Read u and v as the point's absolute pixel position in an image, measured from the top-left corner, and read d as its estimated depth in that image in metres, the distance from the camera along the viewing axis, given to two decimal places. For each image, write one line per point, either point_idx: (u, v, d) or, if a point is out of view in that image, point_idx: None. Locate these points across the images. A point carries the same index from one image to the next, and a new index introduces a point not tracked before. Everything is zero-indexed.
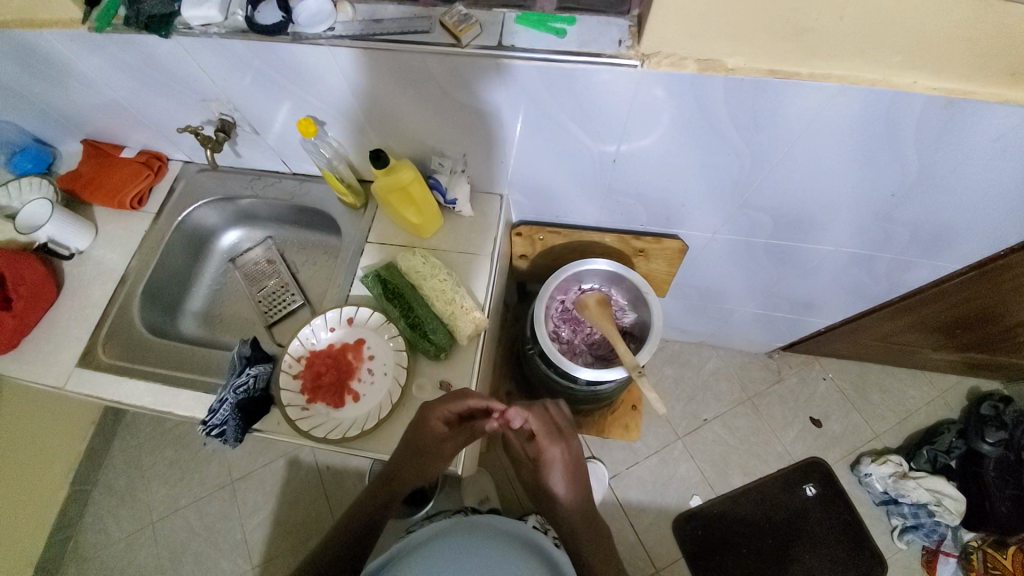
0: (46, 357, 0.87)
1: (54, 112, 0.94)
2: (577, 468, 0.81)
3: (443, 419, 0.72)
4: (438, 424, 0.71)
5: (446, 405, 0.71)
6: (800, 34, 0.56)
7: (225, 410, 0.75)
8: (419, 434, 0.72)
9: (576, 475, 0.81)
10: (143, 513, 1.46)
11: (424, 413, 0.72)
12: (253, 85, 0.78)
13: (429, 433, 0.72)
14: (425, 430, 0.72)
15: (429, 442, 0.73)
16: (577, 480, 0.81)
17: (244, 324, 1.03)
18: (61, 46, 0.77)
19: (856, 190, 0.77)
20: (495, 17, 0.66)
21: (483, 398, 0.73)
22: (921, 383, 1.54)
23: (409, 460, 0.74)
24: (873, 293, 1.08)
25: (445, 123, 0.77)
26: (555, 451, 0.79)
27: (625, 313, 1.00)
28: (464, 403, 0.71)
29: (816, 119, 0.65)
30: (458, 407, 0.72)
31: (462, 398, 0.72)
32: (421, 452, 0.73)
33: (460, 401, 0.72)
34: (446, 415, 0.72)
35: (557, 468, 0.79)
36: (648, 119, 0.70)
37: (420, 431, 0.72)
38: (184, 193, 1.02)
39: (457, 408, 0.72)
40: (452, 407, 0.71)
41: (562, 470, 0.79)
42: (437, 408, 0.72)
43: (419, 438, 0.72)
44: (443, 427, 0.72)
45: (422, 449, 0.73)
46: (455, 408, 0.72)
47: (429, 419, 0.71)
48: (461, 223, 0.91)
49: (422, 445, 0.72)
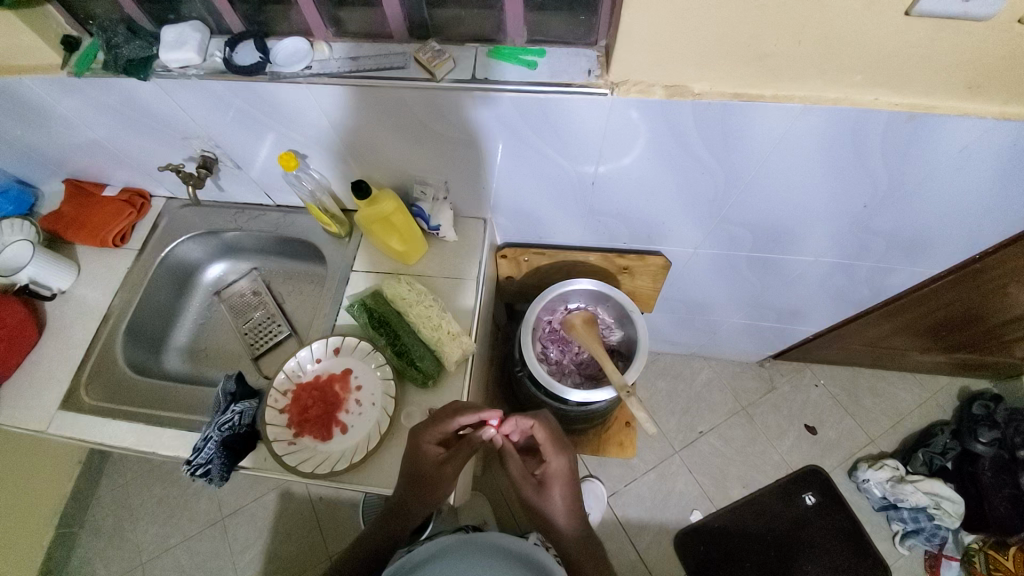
0: (28, 400, 0.86)
1: (35, 153, 0.94)
2: (575, 475, 0.80)
3: (435, 441, 0.73)
4: (431, 446, 0.72)
5: (436, 423, 0.72)
6: (760, 59, 0.58)
7: (210, 448, 0.74)
8: (417, 461, 0.71)
9: (573, 482, 0.79)
10: (132, 554, 1.42)
11: (415, 441, 0.72)
12: (232, 122, 0.79)
13: (426, 457, 0.71)
14: (420, 455, 0.71)
15: (428, 468, 0.71)
16: (576, 488, 0.79)
17: (230, 357, 1.02)
18: (41, 90, 0.78)
19: (830, 202, 0.79)
20: (468, 51, 0.67)
21: (473, 411, 0.72)
22: (912, 385, 1.55)
23: (412, 491, 0.72)
24: (857, 299, 1.10)
25: (426, 152, 0.79)
26: (552, 456, 0.77)
27: (612, 331, 1.00)
28: (453, 419, 0.71)
29: (785, 136, 0.67)
30: (451, 424, 0.72)
31: (449, 416, 0.72)
32: (422, 481, 0.71)
33: (448, 418, 0.72)
34: (436, 435, 0.72)
35: (560, 478, 0.77)
36: (624, 142, 0.71)
37: (416, 457, 0.71)
38: (167, 228, 1.02)
39: (446, 426, 0.72)
40: (443, 425, 0.71)
41: (562, 478, 0.78)
42: (427, 431, 0.72)
43: (417, 467, 0.71)
44: (438, 449, 0.72)
45: (421, 477, 0.71)
46: (445, 427, 0.72)
47: (421, 444, 0.71)
48: (445, 248, 0.91)
49: (420, 472, 0.71)
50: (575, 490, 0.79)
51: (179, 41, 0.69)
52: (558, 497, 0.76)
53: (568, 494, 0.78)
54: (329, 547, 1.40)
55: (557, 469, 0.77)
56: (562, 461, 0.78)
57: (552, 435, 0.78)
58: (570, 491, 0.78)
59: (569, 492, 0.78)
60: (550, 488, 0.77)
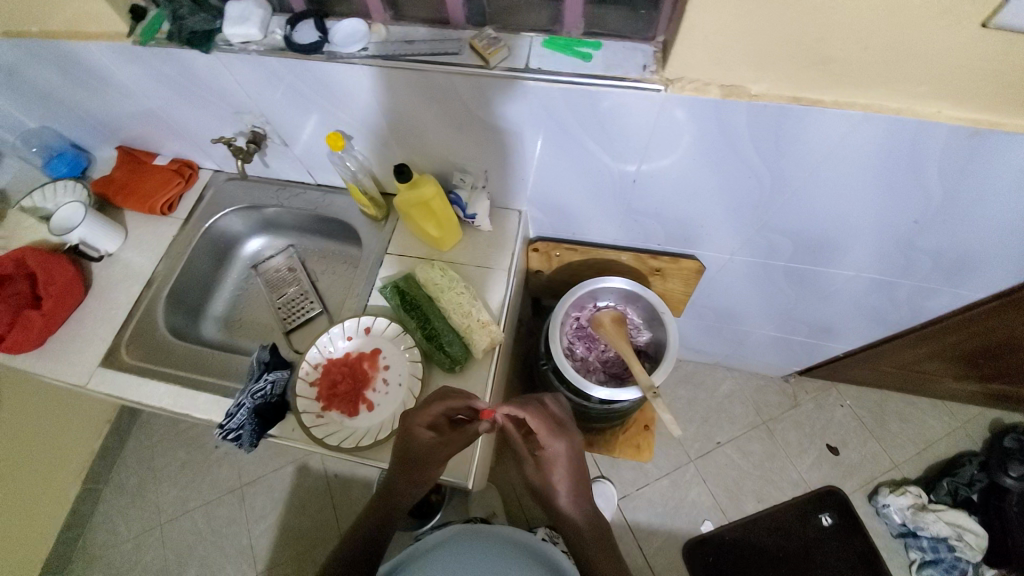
0: (71, 356, 0.90)
1: (93, 119, 0.99)
2: (578, 462, 0.75)
3: (426, 425, 0.70)
4: (421, 429, 0.70)
5: (423, 407, 0.70)
6: (822, 64, 0.56)
7: (242, 415, 0.75)
8: (409, 445, 0.70)
9: (577, 466, 0.75)
10: (152, 514, 1.48)
11: (407, 424, 0.70)
12: (281, 98, 0.81)
13: (418, 442, 0.70)
14: (414, 441, 0.70)
15: (420, 451, 0.70)
16: (578, 469, 0.75)
17: (263, 329, 1.05)
18: (104, 58, 0.81)
19: (878, 215, 0.76)
20: (523, 41, 0.67)
21: (462, 399, 0.70)
22: (942, 413, 1.50)
23: (406, 469, 0.72)
24: (893, 319, 1.07)
25: (469, 139, 0.79)
26: (551, 441, 0.72)
27: (640, 332, 0.97)
28: (443, 404, 0.70)
29: (840, 145, 0.65)
30: (441, 408, 0.70)
31: (441, 398, 0.70)
32: (418, 462, 0.71)
33: (435, 401, 0.70)
34: (427, 419, 0.70)
35: (560, 461, 0.73)
36: (670, 142, 0.70)
37: (410, 442, 0.70)
38: (212, 200, 1.05)
39: (439, 409, 0.70)
40: (431, 410, 0.70)
41: (562, 461, 0.73)
42: (417, 415, 0.70)
43: (409, 449, 0.70)
44: (428, 433, 0.70)
45: (412, 457, 0.70)
46: (435, 410, 0.70)
47: (412, 426, 0.70)
48: (480, 237, 0.92)
49: (413, 453, 0.70)
50: (576, 470, 0.75)
51: (242, 16, 0.71)
52: (557, 480, 0.73)
53: (569, 477, 0.74)
54: (340, 523, 1.43)
55: (556, 454, 0.73)
56: (562, 447, 0.73)
57: (548, 422, 0.73)
58: (571, 473, 0.74)
59: (570, 476, 0.74)
60: (549, 470, 0.74)
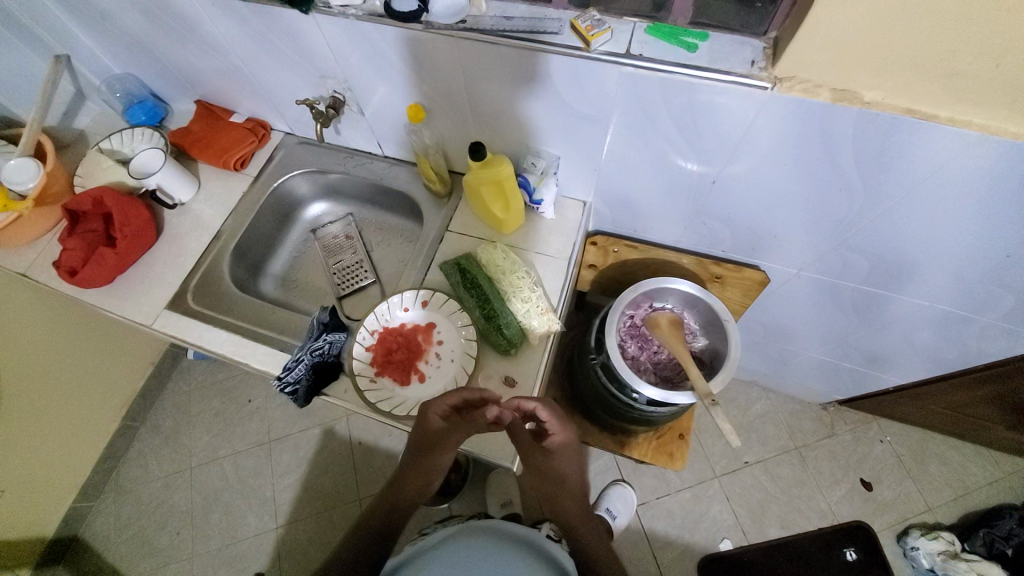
0: (139, 297, 0.93)
1: (181, 71, 1.02)
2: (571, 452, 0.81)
3: (442, 413, 0.73)
4: (437, 417, 0.73)
5: (439, 400, 0.72)
6: (947, 77, 0.53)
7: (300, 369, 0.78)
8: (425, 430, 0.74)
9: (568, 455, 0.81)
10: (183, 458, 1.53)
11: (423, 410, 0.74)
12: (366, 65, 0.82)
13: (433, 427, 0.74)
14: (429, 427, 0.74)
15: (434, 436, 0.75)
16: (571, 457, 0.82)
17: (317, 292, 1.07)
18: (202, 10, 0.83)
19: (969, 244, 0.73)
20: (626, 26, 0.66)
21: (476, 391, 0.73)
22: (984, 462, 1.43)
23: (421, 452, 0.77)
24: (951, 356, 1.02)
25: (550, 123, 0.78)
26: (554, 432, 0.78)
27: (696, 338, 0.95)
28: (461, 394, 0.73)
29: (946, 166, 0.62)
30: (456, 398, 0.73)
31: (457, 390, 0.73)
32: (431, 445, 0.75)
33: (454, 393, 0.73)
34: (444, 408, 0.73)
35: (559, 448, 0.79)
36: (760, 143, 0.68)
37: (423, 425, 0.74)
38: (282, 161, 1.08)
39: (455, 399, 0.73)
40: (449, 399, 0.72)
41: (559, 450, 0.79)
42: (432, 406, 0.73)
43: (424, 432, 0.75)
44: (445, 419, 0.74)
45: (426, 442, 0.75)
46: (450, 401, 0.73)
47: (428, 414, 0.73)
48: (543, 224, 0.92)
49: (427, 437, 0.75)
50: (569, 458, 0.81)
51: None
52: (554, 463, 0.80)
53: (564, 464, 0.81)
54: (360, 491, 1.46)
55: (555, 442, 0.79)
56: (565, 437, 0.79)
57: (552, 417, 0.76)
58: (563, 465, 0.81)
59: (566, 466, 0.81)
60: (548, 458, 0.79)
